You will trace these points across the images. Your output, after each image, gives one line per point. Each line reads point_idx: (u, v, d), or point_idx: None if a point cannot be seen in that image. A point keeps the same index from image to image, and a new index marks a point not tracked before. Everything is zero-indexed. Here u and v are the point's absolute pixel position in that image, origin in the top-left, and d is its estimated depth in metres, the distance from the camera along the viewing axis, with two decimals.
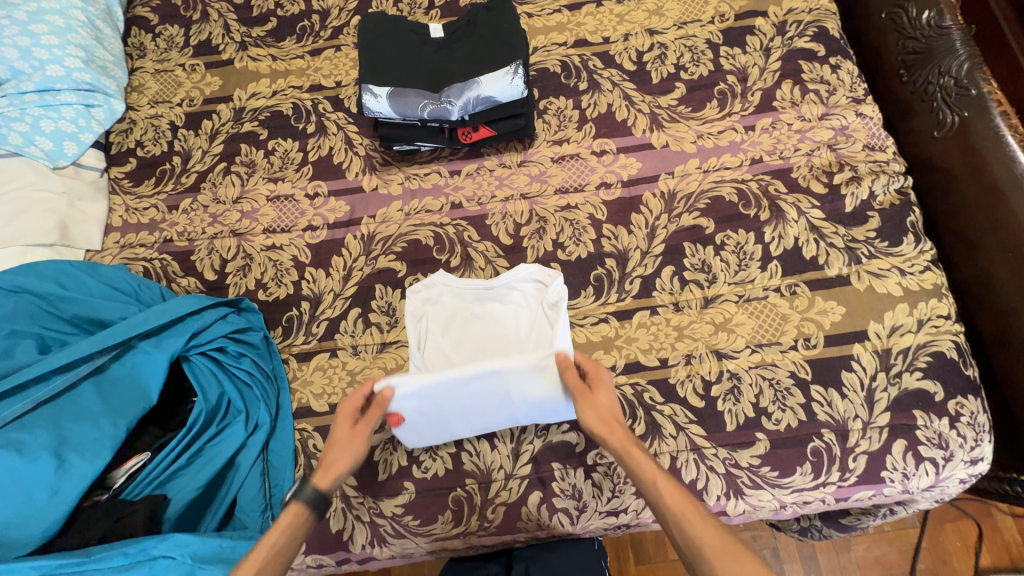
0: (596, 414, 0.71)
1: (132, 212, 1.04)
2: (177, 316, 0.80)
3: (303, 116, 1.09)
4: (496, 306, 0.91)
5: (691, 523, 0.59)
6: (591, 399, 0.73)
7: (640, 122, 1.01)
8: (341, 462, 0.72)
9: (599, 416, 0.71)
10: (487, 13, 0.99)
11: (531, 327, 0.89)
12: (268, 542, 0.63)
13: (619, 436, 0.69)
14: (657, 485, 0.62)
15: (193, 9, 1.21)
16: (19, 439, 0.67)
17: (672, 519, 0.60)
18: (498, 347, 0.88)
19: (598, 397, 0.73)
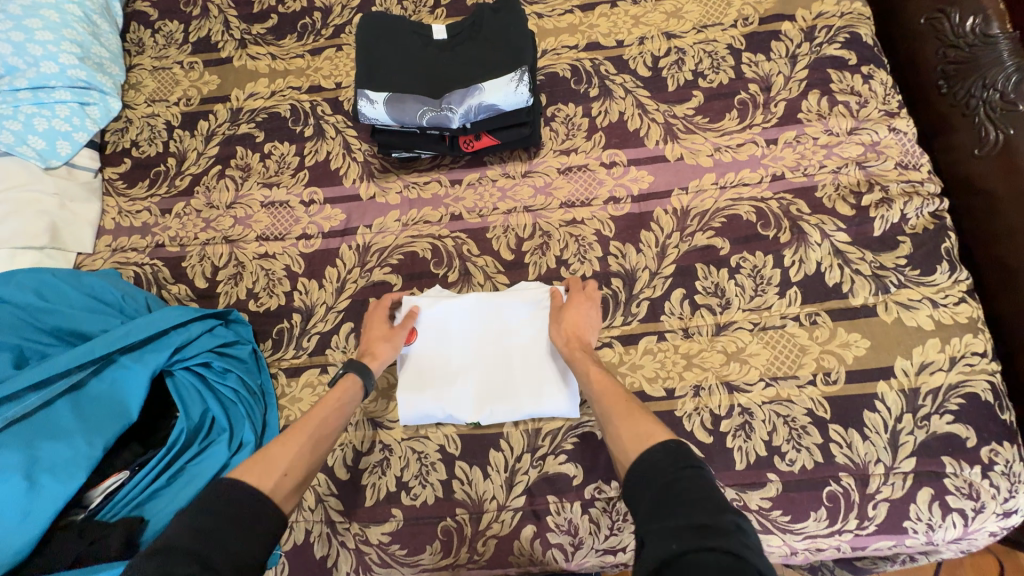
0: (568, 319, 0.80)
1: (125, 215, 1.01)
2: (160, 330, 0.77)
3: (301, 119, 1.05)
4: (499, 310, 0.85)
5: (606, 395, 0.68)
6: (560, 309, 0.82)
7: (654, 133, 0.95)
8: (386, 352, 0.80)
9: (571, 323, 0.80)
10: (493, 14, 0.93)
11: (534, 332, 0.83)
12: (331, 400, 0.72)
13: (573, 341, 0.78)
14: (587, 371, 0.72)
15: (194, 4, 1.18)
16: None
17: (595, 395, 0.69)
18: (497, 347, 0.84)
19: (567, 308, 0.82)
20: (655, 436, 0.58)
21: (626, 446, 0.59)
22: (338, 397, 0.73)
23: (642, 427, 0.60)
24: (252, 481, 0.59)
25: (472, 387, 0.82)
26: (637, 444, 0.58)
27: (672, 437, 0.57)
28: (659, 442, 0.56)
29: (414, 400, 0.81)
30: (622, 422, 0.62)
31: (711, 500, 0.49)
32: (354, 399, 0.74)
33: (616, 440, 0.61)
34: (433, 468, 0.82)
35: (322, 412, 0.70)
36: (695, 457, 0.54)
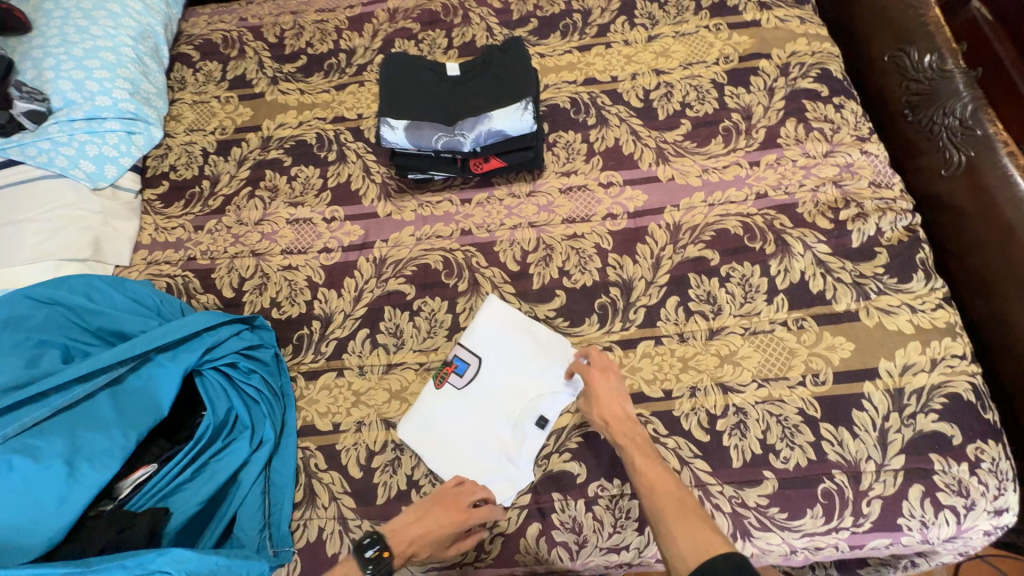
0: (606, 400, 0.80)
1: (161, 231, 1.10)
2: (195, 331, 0.83)
3: (325, 145, 1.15)
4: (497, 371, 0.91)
5: (656, 490, 0.70)
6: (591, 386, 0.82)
7: (647, 156, 1.04)
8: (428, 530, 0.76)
9: (612, 411, 0.79)
10: (501, 53, 1.05)
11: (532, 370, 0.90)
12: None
13: (621, 428, 0.78)
14: (635, 459, 0.74)
15: (232, 47, 1.32)
16: (33, 448, 0.69)
17: (644, 486, 0.71)
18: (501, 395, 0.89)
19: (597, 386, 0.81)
20: (715, 548, 0.62)
21: (686, 556, 0.62)
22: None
23: (701, 535, 0.64)
24: None
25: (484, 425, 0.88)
26: (698, 553, 0.62)
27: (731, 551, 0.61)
28: (721, 557, 0.60)
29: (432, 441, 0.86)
30: (678, 526, 0.65)
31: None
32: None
33: (670, 538, 0.65)
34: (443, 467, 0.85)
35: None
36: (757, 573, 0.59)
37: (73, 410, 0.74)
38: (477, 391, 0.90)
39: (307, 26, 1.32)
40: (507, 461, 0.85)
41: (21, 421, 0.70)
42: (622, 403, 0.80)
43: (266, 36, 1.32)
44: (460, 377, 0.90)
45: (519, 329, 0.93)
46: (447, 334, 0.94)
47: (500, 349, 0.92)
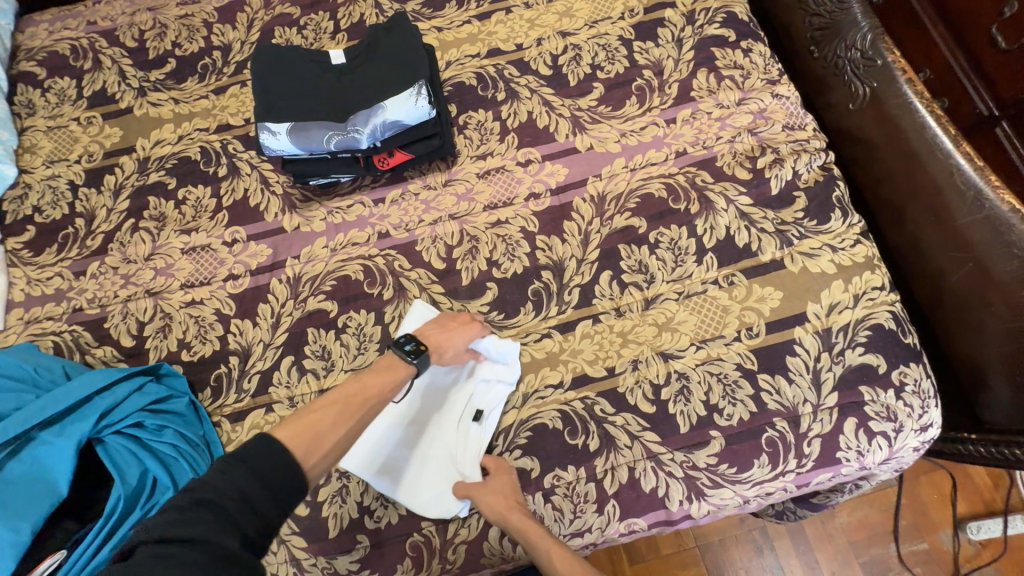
0: (505, 507, 0.75)
1: (35, 284, 0.96)
2: (82, 397, 0.74)
3: (213, 159, 1.03)
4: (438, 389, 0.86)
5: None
6: (488, 490, 0.77)
7: (563, 127, 0.99)
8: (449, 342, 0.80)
9: (507, 504, 0.76)
10: (387, 33, 0.96)
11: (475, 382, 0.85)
12: (380, 380, 0.72)
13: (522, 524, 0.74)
14: (548, 552, 0.72)
15: (84, 58, 1.14)
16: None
17: None
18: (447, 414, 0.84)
19: (495, 483, 0.78)
20: None
21: None
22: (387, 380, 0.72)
23: None
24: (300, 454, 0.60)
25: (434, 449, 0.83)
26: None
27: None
28: None
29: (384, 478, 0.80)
30: None
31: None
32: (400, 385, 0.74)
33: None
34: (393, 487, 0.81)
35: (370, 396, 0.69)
36: None
37: None
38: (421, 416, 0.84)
39: (170, 23, 1.15)
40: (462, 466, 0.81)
41: None
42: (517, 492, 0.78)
43: (123, 41, 1.15)
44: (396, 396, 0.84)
45: None
46: (378, 347, 0.88)
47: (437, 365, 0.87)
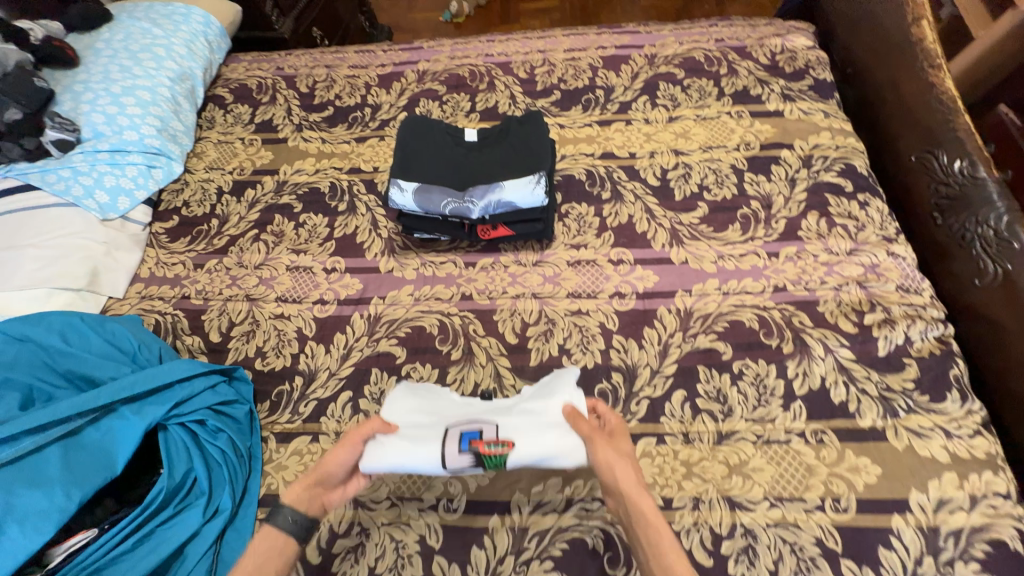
0: (630, 471, 0.63)
1: (162, 265, 1.09)
2: (166, 382, 0.79)
3: (337, 195, 1.15)
4: (450, 402, 0.76)
5: None
6: (612, 445, 0.67)
7: (660, 236, 1.01)
8: (337, 461, 0.69)
9: (618, 461, 0.64)
10: (520, 125, 1.06)
11: None
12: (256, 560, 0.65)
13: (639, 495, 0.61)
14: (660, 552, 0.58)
15: (265, 93, 1.37)
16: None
17: None
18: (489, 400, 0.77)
19: (619, 443, 0.68)
20: None
21: None
22: (263, 555, 0.65)
23: None
24: None
25: (523, 404, 0.72)
26: None
27: None
28: None
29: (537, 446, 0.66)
30: None
31: None
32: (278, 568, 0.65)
33: None
34: (409, 562, 0.75)
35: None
36: None
37: (19, 462, 0.68)
38: (482, 410, 0.74)
39: (339, 79, 1.37)
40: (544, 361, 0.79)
41: None
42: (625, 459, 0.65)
43: (298, 86, 1.37)
44: (421, 415, 0.73)
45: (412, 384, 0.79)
46: None
47: (422, 396, 0.77)
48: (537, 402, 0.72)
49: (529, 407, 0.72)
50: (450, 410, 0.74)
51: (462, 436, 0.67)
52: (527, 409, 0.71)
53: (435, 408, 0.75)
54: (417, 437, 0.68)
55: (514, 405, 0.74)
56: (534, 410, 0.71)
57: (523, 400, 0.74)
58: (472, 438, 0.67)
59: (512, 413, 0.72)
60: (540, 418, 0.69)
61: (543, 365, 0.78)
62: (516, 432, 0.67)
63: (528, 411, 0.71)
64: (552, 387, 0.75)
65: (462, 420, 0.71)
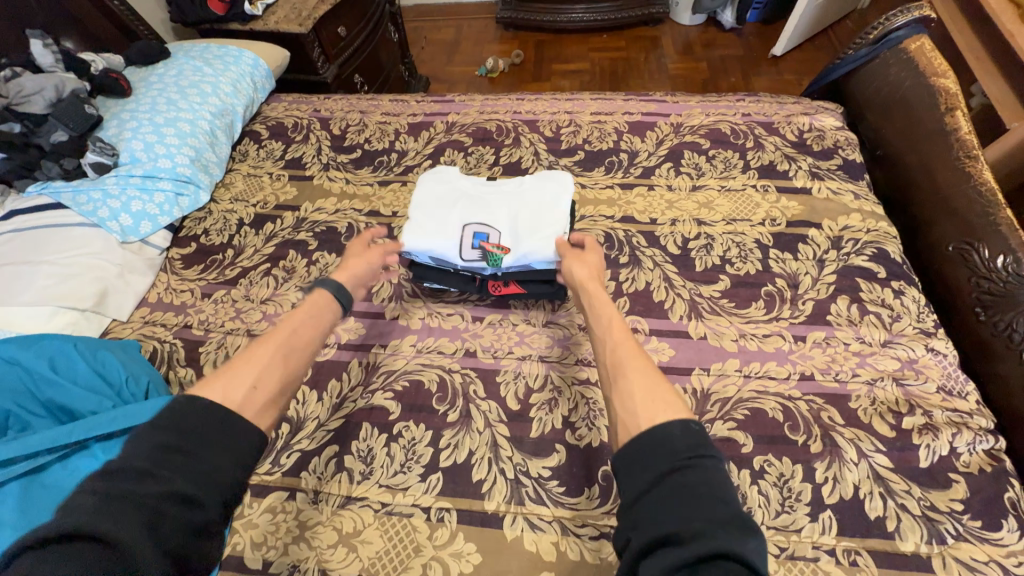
0: (587, 271, 0.84)
1: (171, 292, 1.09)
2: (141, 422, 0.74)
3: (353, 236, 1.15)
4: (469, 201, 0.98)
5: (623, 347, 0.69)
6: (580, 258, 0.88)
7: (678, 307, 0.97)
8: (357, 267, 0.90)
9: (585, 267, 0.85)
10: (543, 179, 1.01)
11: (474, 190, 1.01)
12: (305, 312, 0.77)
13: (593, 287, 0.82)
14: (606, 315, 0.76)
15: (299, 132, 1.42)
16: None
17: (609, 334, 0.72)
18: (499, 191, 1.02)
19: (586, 258, 0.88)
20: (674, 411, 0.58)
21: (637, 405, 0.60)
22: (313, 308, 0.79)
23: (659, 393, 0.61)
24: (217, 391, 0.61)
25: (522, 209, 0.97)
26: (655, 409, 0.59)
27: (691, 416, 0.58)
28: (675, 414, 0.57)
29: (528, 246, 0.91)
30: (636, 378, 0.63)
31: (739, 519, 0.48)
32: (326, 314, 0.80)
33: (630, 397, 0.61)
34: None
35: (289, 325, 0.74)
36: (711, 447, 0.54)
37: None
38: (496, 198, 1.00)
39: (371, 124, 1.42)
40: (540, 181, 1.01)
41: None
42: (596, 266, 0.87)
43: (331, 127, 1.42)
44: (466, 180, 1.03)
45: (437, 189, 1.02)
46: (422, 472, 0.81)
47: (450, 190, 1.01)
48: (537, 198, 0.98)
49: (528, 204, 0.97)
50: (469, 202, 0.99)
51: (474, 237, 0.93)
52: (528, 207, 0.97)
53: (462, 189, 1.01)
54: (443, 230, 0.94)
55: (519, 196, 1.00)
56: (532, 209, 0.97)
57: (526, 200, 0.98)
58: (482, 240, 0.93)
59: (516, 207, 0.97)
60: (539, 218, 0.94)
61: (540, 183, 1.00)
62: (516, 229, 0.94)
63: (528, 210, 0.96)
64: (549, 198, 0.98)
65: (475, 223, 0.95)
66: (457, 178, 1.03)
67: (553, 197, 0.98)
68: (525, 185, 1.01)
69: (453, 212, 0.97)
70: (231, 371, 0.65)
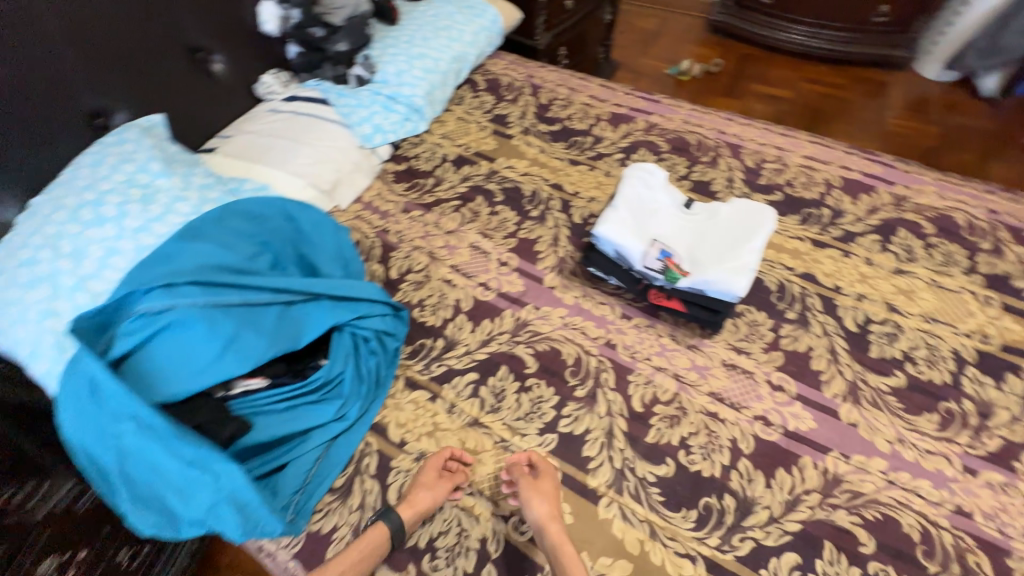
0: (548, 507, 0.78)
1: (381, 198, 1.30)
2: (359, 297, 0.95)
3: (535, 202, 1.26)
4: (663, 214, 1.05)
5: None
6: (535, 487, 0.80)
7: (836, 384, 0.92)
8: (425, 503, 0.80)
9: (546, 508, 0.78)
10: (743, 215, 1.02)
11: (671, 202, 1.06)
12: (357, 550, 0.76)
13: (554, 530, 0.77)
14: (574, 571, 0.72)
15: (511, 93, 1.56)
16: (214, 317, 0.78)
17: None
18: (695, 211, 1.05)
19: (542, 484, 0.81)
20: None
21: None
22: (366, 550, 0.76)
23: None
24: None
25: (713, 239, 1.00)
26: None
27: None
28: None
29: (711, 276, 0.94)
30: None
31: None
32: (379, 551, 0.77)
33: None
34: (464, 553, 0.79)
35: (344, 565, 0.74)
36: None
37: (253, 307, 0.83)
38: (689, 218, 1.04)
39: (576, 103, 1.50)
40: (740, 214, 1.02)
41: (220, 296, 0.80)
42: (557, 501, 0.80)
43: (539, 97, 1.53)
44: (667, 189, 1.08)
45: (637, 187, 1.07)
46: (540, 427, 0.91)
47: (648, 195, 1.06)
48: (731, 231, 1.00)
49: (720, 236, 1.00)
50: (664, 215, 1.05)
51: (660, 251, 0.98)
52: (718, 239, 1.00)
53: (660, 199, 1.06)
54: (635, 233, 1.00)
55: (713, 223, 1.03)
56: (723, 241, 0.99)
57: (719, 230, 1.02)
58: (667, 256, 0.98)
59: (707, 236, 1.01)
60: (727, 252, 0.97)
61: (738, 217, 1.02)
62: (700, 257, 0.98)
63: (718, 242, 1.00)
64: (744, 235, 0.99)
65: (664, 239, 1.01)
66: (659, 183, 1.08)
67: (748, 234, 0.99)
68: (722, 214, 1.03)
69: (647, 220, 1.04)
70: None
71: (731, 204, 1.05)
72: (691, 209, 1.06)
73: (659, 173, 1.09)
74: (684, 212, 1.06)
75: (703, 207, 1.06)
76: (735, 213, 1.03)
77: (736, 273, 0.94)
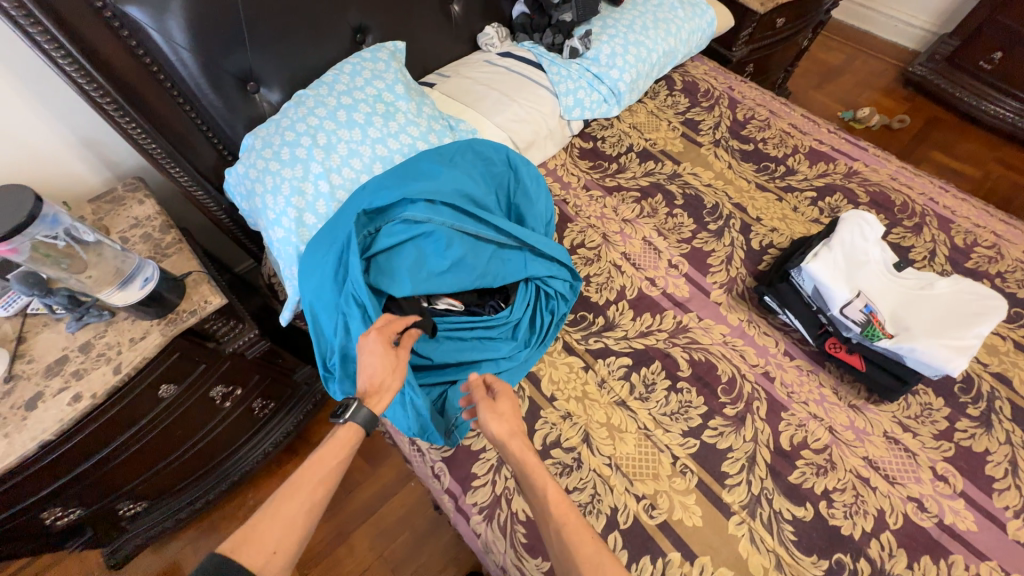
0: (507, 425, 0.77)
1: (564, 170, 1.37)
2: (553, 256, 1.02)
3: (714, 215, 1.26)
4: (873, 271, 1.04)
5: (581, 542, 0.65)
6: (491, 407, 0.80)
7: (1010, 496, 0.87)
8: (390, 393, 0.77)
9: (504, 426, 0.77)
10: (963, 299, 0.99)
11: (883, 264, 1.06)
12: (331, 448, 0.69)
13: (517, 443, 0.75)
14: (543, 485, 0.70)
15: (707, 100, 1.54)
16: (453, 237, 0.93)
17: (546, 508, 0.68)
18: (907, 280, 1.04)
19: (499, 405, 0.80)
20: None
21: None
22: (341, 448, 0.70)
23: None
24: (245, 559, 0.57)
25: (924, 311, 0.98)
26: None
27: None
28: None
29: (921, 345, 0.91)
30: None
31: None
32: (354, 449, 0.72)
33: None
34: (595, 513, 0.85)
35: (324, 466, 0.68)
36: None
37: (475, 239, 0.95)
38: (898, 285, 1.03)
39: (774, 128, 1.46)
40: (958, 296, 0.99)
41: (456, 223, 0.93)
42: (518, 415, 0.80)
43: (737, 112, 1.50)
44: (881, 248, 1.07)
45: (851, 236, 1.07)
46: (684, 429, 0.94)
47: (861, 249, 1.06)
48: (945, 310, 0.98)
49: (932, 311, 0.98)
50: (874, 272, 1.04)
51: (866, 306, 0.98)
52: (928, 312, 0.98)
53: (873, 256, 1.06)
54: (842, 280, 1.01)
55: (925, 296, 1.01)
56: (934, 317, 0.97)
57: (931, 305, 0.99)
58: (872, 312, 0.97)
59: (917, 306, 0.99)
60: (940, 328, 0.95)
61: (955, 298, 0.99)
62: (908, 323, 0.96)
63: (929, 315, 0.97)
64: (962, 317, 0.96)
65: (869, 295, 1.01)
66: (875, 240, 1.07)
67: (967, 317, 0.96)
68: (938, 290, 1.01)
69: (855, 272, 1.03)
70: (261, 526, 0.60)
71: (950, 283, 1.02)
72: (902, 276, 1.05)
73: (877, 230, 1.08)
74: (895, 276, 1.04)
75: (916, 278, 1.04)
76: (953, 294, 1.00)
77: (950, 352, 0.91)
